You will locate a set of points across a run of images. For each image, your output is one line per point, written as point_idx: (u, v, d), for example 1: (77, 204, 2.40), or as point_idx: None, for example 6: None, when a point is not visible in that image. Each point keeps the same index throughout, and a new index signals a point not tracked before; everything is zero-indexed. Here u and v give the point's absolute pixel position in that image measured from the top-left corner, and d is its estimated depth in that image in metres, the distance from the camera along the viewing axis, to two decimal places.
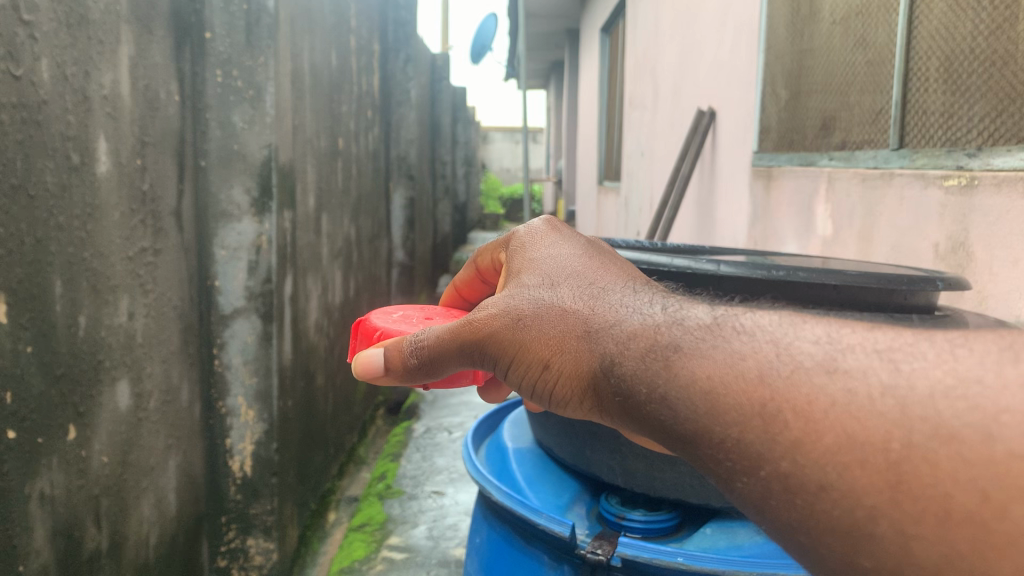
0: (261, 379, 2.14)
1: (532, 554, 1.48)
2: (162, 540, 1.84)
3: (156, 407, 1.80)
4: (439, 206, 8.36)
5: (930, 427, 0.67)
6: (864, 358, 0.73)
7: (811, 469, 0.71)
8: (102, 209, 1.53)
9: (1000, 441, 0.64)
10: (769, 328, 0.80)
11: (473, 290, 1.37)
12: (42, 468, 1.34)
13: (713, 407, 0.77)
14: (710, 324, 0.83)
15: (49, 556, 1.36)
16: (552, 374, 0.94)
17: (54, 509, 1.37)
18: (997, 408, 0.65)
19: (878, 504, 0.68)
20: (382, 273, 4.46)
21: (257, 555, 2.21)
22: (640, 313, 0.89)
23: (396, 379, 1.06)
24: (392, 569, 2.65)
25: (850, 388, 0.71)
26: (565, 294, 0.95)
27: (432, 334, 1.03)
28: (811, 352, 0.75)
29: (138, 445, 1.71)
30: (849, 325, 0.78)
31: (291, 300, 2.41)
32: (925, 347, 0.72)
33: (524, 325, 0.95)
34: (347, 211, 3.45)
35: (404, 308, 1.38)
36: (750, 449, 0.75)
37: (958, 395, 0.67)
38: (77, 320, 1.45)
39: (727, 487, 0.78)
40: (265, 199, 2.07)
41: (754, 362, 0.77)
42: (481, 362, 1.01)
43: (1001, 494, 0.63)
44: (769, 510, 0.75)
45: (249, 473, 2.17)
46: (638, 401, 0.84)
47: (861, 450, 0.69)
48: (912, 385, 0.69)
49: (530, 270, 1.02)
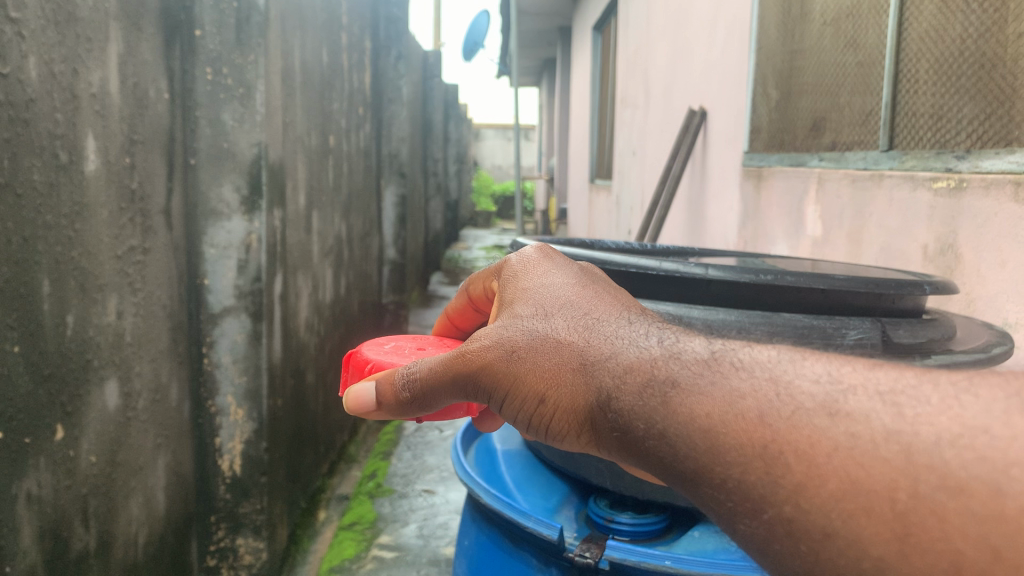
0: (251, 378, 2.14)
1: (521, 557, 1.48)
2: (151, 539, 1.83)
3: (145, 406, 1.79)
4: (432, 203, 8.35)
5: (937, 478, 0.64)
6: (866, 401, 0.71)
7: (814, 515, 0.69)
8: (90, 207, 1.52)
9: (1010, 497, 0.61)
10: (769, 365, 0.79)
11: (464, 318, 1.37)
12: (29, 468, 1.33)
13: (714, 446, 0.76)
14: (708, 359, 0.82)
15: (37, 556, 1.36)
16: (548, 408, 0.93)
17: (41, 509, 1.37)
18: (1005, 461, 0.63)
19: (885, 556, 0.65)
20: (374, 271, 4.47)
21: (247, 555, 2.21)
22: (637, 346, 0.88)
23: (388, 413, 1.06)
24: (381, 568, 2.64)
25: (852, 431, 0.69)
26: (560, 325, 0.95)
27: (423, 366, 1.03)
28: (812, 392, 0.73)
29: (127, 444, 1.70)
30: (851, 363, 0.76)
31: (281, 300, 2.40)
32: (928, 391, 0.69)
33: (519, 357, 0.95)
34: (339, 208, 3.45)
35: (395, 337, 1.37)
36: (751, 491, 0.73)
37: (965, 444, 0.65)
38: (65, 319, 1.44)
39: (730, 528, 0.76)
40: (255, 197, 2.07)
41: (754, 401, 0.75)
42: (475, 395, 1.01)
43: (1013, 553, 0.61)
44: (773, 554, 0.73)
45: (238, 472, 2.17)
46: (637, 438, 0.83)
47: (865, 498, 0.67)
48: (916, 431, 0.67)
49: (523, 299, 1.02)
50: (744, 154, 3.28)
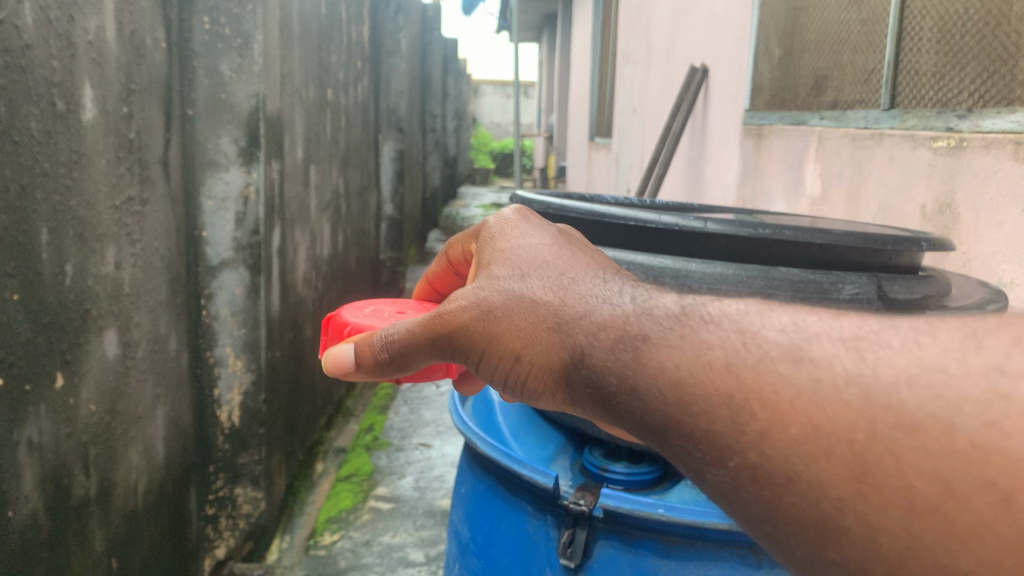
0: (250, 330, 2.17)
1: (516, 505, 1.50)
2: (151, 486, 1.86)
3: (144, 356, 1.81)
4: (430, 160, 8.31)
5: (893, 417, 0.63)
6: (830, 347, 0.69)
7: (777, 461, 0.68)
8: (89, 156, 1.52)
9: (963, 433, 0.59)
10: (736, 316, 0.77)
11: (444, 282, 1.37)
12: (30, 415, 1.34)
13: (683, 397, 0.75)
14: (679, 314, 0.81)
15: (38, 502, 1.37)
16: (525, 366, 0.93)
17: (42, 455, 1.38)
18: (958, 397, 0.61)
19: (843, 496, 0.64)
20: (371, 227, 4.46)
21: (246, 504, 2.25)
22: (610, 303, 0.87)
23: (368, 372, 1.08)
24: (378, 519, 2.68)
25: (816, 377, 0.67)
26: (535, 284, 0.94)
27: (402, 328, 1.05)
28: (778, 341, 0.72)
29: (126, 393, 1.72)
30: (817, 314, 0.74)
31: (279, 253, 2.40)
32: (890, 335, 0.67)
33: (495, 316, 0.95)
34: (337, 162, 3.43)
35: (376, 301, 1.37)
36: (718, 439, 0.72)
37: (922, 384, 0.63)
38: (64, 268, 1.45)
39: (699, 478, 0.76)
40: (253, 148, 2.08)
41: (722, 352, 0.74)
42: (452, 355, 1.01)
43: (962, 487, 0.59)
44: (739, 501, 0.72)
45: (237, 423, 2.20)
46: (610, 394, 0.83)
47: (826, 441, 0.65)
48: (876, 373, 0.65)
49: (500, 260, 1.01)
50: (745, 113, 3.26)
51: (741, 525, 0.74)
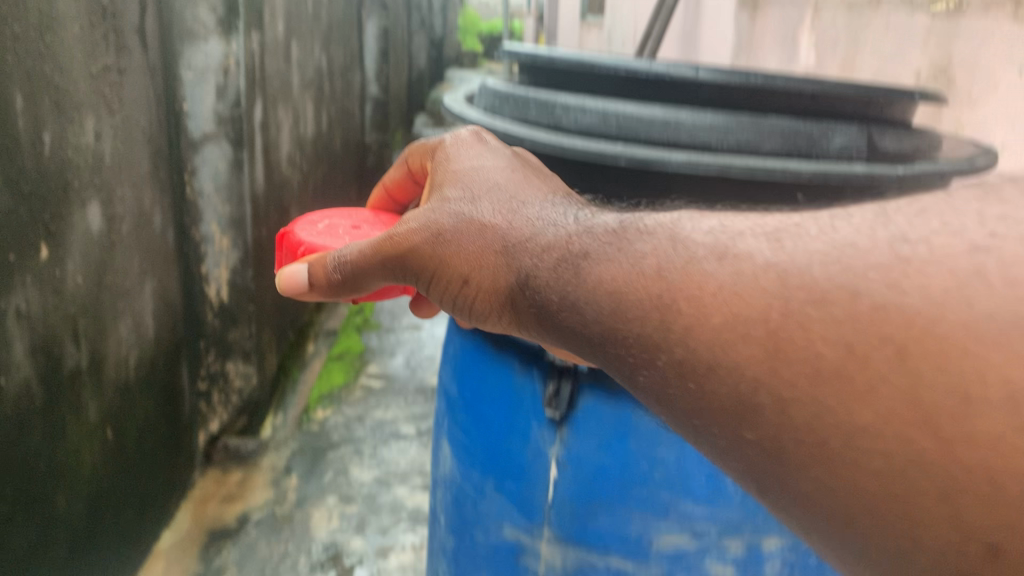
0: (236, 206, 2.19)
1: (503, 360, 1.38)
2: (142, 359, 1.89)
3: (129, 230, 1.80)
4: (415, 36, 8.07)
5: (806, 294, 0.65)
6: (754, 242, 0.73)
7: (701, 350, 0.70)
8: (60, 21, 1.46)
9: (865, 297, 0.61)
10: (669, 227, 0.82)
11: (402, 190, 1.34)
12: (16, 284, 1.35)
13: (618, 307, 0.78)
14: (616, 231, 0.85)
15: (30, 371, 1.40)
16: (472, 289, 0.96)
17: (31, 326, 1.40)
18: (866, 267, 0.63)
19: (758, 375, 0.66)
20: (356, 106, 4.38)
21: (237, 379, 2.34)
22: (555, 227, 0.91)
23: (319, 291, 1.09)
24: (370, 396, 2.83)
25: (737, 269, 0.71)
26: (486, 209, 0.98)
27: (354, 249, 1.06)
28: (703, 244, 0.76)
29: (113, 267, 1.72)
30: (744, 217, 0.80)
31: (261, 128, 2.37)
32: (809, 226, 0.71)
33: (445, 239, 0.98)
34: (319, 37, 3.33)
35: (328, 215, 1.31)
36: (647, 343, 0.75)
37: (835, 261, 0.65)
38: (42, 137, 1.42)
39: (633, 384, 0.79)
40: (231, 19, 2.03)
41: (654, 259, 0.78)
42: (405, 276, 1.04)
43: (864, 346, 0.60)
44: (667, 399, 0.74)
45: (227, 299, 2.25)
46: (550, 316, 0.87)
47: (744, 326, 0.68)
48: (793, 259, 0.68)
49: (453, 184, 1.06)
50: None
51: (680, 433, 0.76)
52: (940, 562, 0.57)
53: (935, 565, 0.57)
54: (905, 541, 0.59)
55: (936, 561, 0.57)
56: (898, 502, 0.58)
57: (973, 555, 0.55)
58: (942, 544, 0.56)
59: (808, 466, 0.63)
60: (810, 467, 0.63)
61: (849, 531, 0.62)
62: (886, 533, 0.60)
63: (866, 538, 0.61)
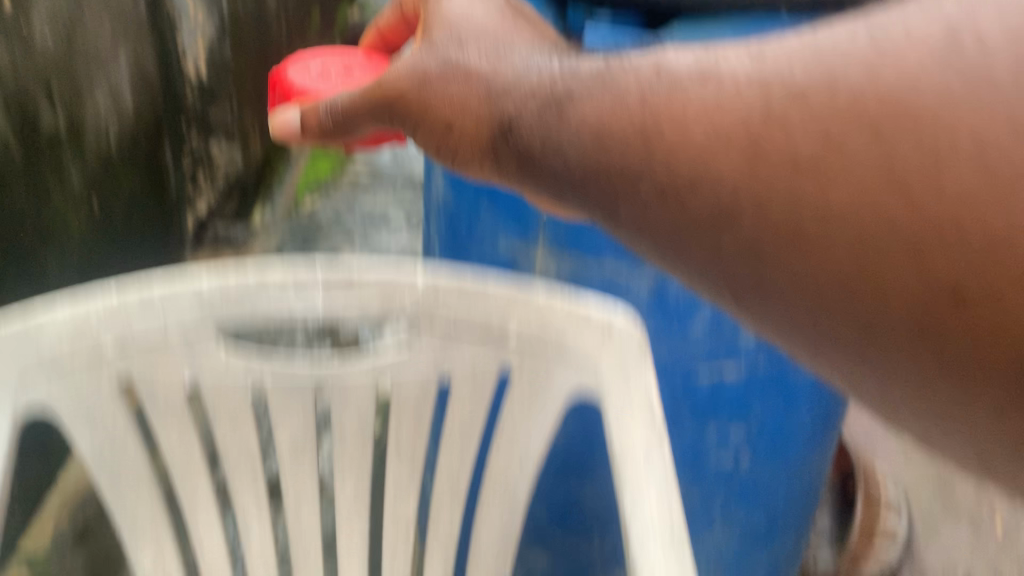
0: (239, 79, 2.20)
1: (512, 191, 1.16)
2: (173, 214, 1.93)
3: (165, 95, 1.81)
4: None
5: (865, 129, 0.60)
6: (793, 54, 0.67)
7: (704, 172, 0.68)
8: None
9: (943, 107, 0.56)
10: (701, 54, 0.74)
11: (396, 33, 1.21)
12: (49, 127, 1.37)
13: (602, 139, 0.76)
14: (602, 69, 0.81)
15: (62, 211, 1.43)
16: (453, 138, 0.91)
17: (67, 185, 1.43)
18: (930, 59, 0.58)
19: (802, 177, 0.62)
20: None
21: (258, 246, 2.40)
22: (542, 65, 0.86)
23: (310, 132, 1.00)
24: None
25: (766, 82, 0.67)
26: (471, 56, 0.90)
27: (346, 94, 0.97)
28: (738, 63, 0.70)
29: (150, 126, 1.75)
30: (791, 34, 0.71)
31: None
32: (865, 25, 0.64)
33: (429, 87, 0.91)
34: None
35: (314, 52, 1.20)
36: (631, 169, 0.73)
37: (895, 60, 0.60)
38: None
39: (615, 214, 0.77)
40: None
41: (637, 92, 0.75)
42: (392, 124, 0.96)
43: (915, 172, 0.57)
44: (660, 212, 0.72)
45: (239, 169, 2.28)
46: (540, 159, 0.82)
47: (762, 143, 0.65)
48: (849, 63, 0.63)
49: (440, 25, 0.94)
50: None
51: (657, 244, 0.74)
52: (913, 332, 0.59)
53: (923, 341, 0.59)
54: (895, 315, 0.59)
55: (917, 333, 0.59)
56: (887, 284, 0.59)
57: (962, 319, 0.56)
58: (915, 322, 0.59)
59: (813, 265, 0.63)
60: (816, 271, 0.62)
61: (849, 320, 0.62)
62: (875, 318, 0.61)
63: (856, 326, 0.62)
